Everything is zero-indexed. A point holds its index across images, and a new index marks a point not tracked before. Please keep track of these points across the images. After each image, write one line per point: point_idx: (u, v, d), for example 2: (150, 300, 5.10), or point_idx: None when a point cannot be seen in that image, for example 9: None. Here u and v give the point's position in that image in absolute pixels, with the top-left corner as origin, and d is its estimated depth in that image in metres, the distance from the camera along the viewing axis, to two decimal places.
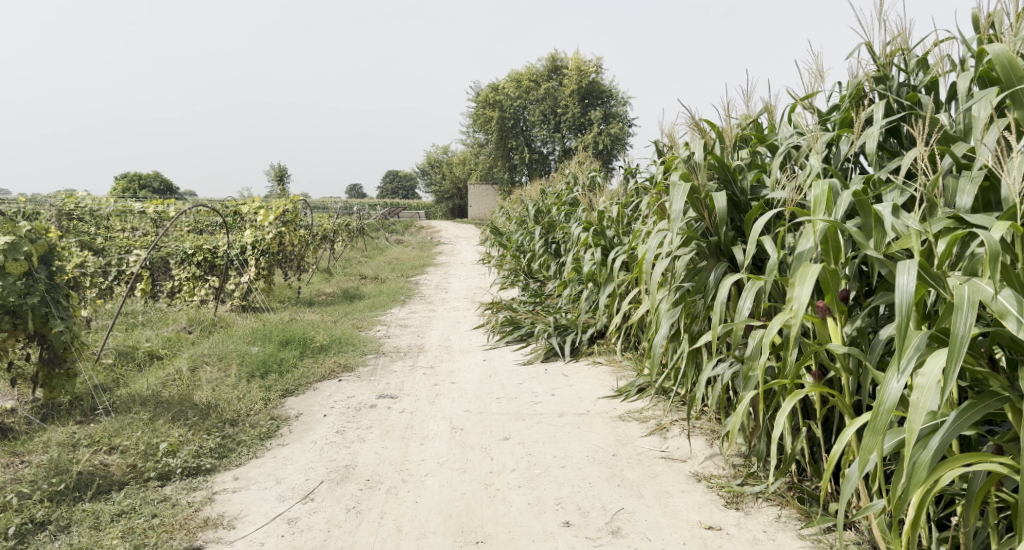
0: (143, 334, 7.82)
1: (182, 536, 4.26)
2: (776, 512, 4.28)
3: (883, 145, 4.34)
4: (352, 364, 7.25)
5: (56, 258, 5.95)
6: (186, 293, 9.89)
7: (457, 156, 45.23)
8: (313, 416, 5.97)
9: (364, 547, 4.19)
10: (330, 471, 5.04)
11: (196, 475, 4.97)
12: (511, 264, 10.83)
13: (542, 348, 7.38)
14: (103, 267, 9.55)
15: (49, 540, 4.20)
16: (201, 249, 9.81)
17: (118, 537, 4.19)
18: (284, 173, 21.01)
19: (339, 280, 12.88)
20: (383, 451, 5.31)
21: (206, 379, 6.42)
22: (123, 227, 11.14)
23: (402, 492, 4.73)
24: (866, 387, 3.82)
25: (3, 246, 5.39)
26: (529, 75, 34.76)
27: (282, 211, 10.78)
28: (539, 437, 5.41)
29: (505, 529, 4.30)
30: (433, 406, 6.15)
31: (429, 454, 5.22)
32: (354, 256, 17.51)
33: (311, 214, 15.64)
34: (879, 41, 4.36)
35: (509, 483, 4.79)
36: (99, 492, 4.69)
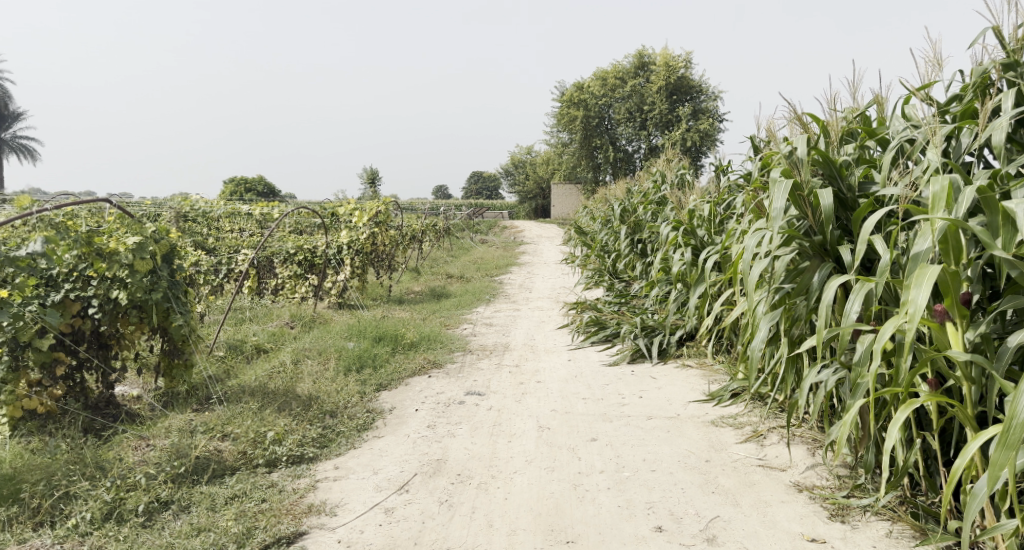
0: (251, 328, 8.21)
1: (289, 520, 4.46)
2: (887, 527, 4.16)
3: (1011, 137, 4.15)
4: (441, 360, 7.40)
5: (177, 257, 6.29)
6: (288, 290, 10.32)
7: (542, 155, 45.33)
8: (405, 410, 6.13)
9: (457, 540, 4.29)
10: (422, 464, 5.17)
11: (300, 463, 5.20)
12: (595, 264, 10.80)
13: (628, 349, 7.34)
14: (215, 266, 10.08)
15: (172, 518, 4.48)
16: (301, 249, 10.19)
17: (232, 519, 4.42)
18: (374, 175, 21.57)
19: (426, 279, 13.13)
20: (472, 447, 5.40)
21: (307, 372, 6.69)
22: (232, 227, 11.71)
23: (492, 488, 4.81)
24: (992, 397, 3.66)
25: (132, 245, 5.75)
26: (615, 72, 34.42)
27: (377, 212, 11.08)
28: (627, 440, 5.40)
29: (596, 531, 4.31)
30: (520, 404, 6.21)
31: (517, 452, 5.28)
32: (440, 255, 17.84)
33: (399, 214, 15.99)
34: (1009, 25, 4.16)
35: (598, 484, 4.80)
36: (214, 476, 4.97)
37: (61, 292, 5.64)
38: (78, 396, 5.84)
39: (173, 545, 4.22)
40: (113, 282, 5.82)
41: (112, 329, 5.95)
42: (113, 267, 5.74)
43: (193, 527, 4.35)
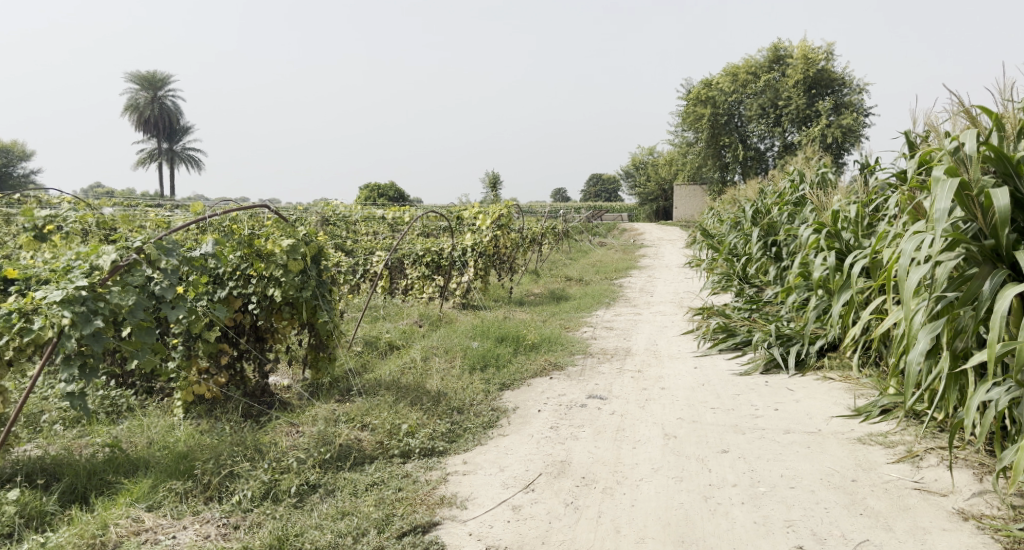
0: (384, 326, 8.57)
1: (424, 510, 4.65)
2: None
3: None
4: (563, 362, 7.47)
5: (324, 258, 6.69)
6: (417, 290, 10.71)
7: (666, 155, 44.64)
8: (529, 410, 6.23)
9: (584, 543, 4.34)
10: (547, 464, 5.24)
11: (431, 456, 5.41)
12: (723, 268, 10.57)
13: (761, 358, 7.14)
14: (353, 266, 10.66)
15: (320, 501, 4.77)
16: (430, 251, 10.55)
17: (372, 505, 4.67)
18: (496, 179, 21.93)
19: (547, 281, 13.24)
20: (596, 450, 5.43)
21: (435, 369, 6.92)
22: (368, 231, 12.33)
23: (617, 493, 4.82)
24: None
25: (286, 246, 6.13)
26: (747, 67, 33.40)
27: (498, 216, 11.18)
28: (762, 454, 5.27)
29: (729, 546, 4.26)
30: (644, 410, 6.18)
31: (643, 459, 5.26)
32: (561, 258, 17.91)
33: (522, 216, 16.17)
34: None
35: (731, 498, 4.72)
36: (355, 463, 5.25)
37: (226, 288, 6.15)
38: (239, 384, 6.31)
39: (320, 526, 4.48)
40: (270, 281, 6.27)
41: (268, 323, 6.43)
42: (271, 267, 6.20)
43: (338, 511, 4.61)
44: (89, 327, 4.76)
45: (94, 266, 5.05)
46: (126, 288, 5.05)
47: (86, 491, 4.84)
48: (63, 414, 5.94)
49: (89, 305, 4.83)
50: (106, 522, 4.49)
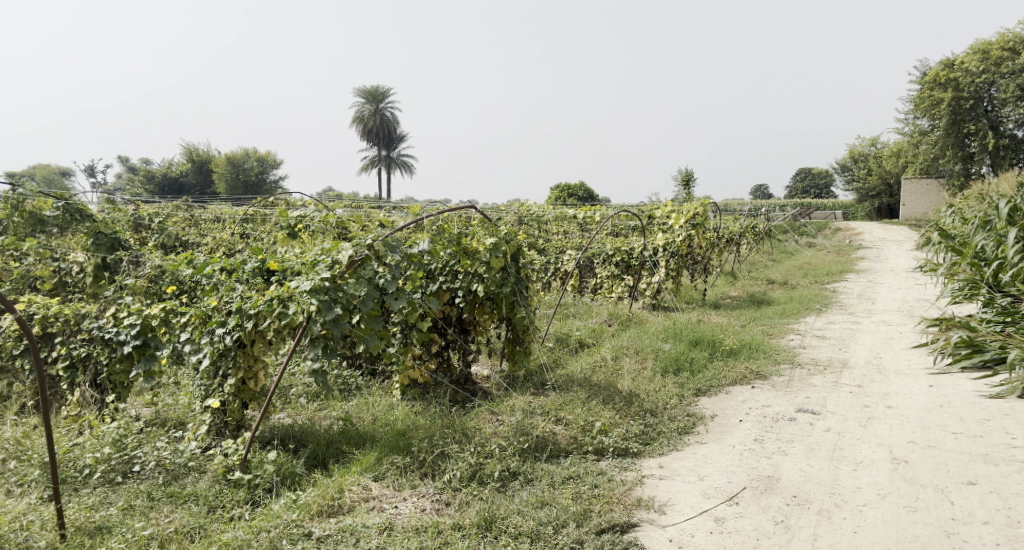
0: (574, 323, 8.73)
1: (620, 510, 4.72)
2: None
3: None
4: (766, 372, 7.20)
5: (523, 256, 6.93)
6: (606, 290, 10.80)
7: (891, 145, 41.40)
8: (729, 420, 6.09)
9: None
10: (752, 478, 5.11)
11: (625, 456, 5.46)
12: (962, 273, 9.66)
13: (1016, 380, 6.43)
14: (543, 264, 10.96)
15: (519, 488, 4.99)
16: (619, 250, 10.63)
17: (570, 498, 4.81)
18: (690, 177, 21.47)
19: (744, 285, 12.75)
20: (809, 469, 5.21)
21: (626, 369, 6.93)
22: (560, 230, 12.59)
23: (836, 517, 4.63)
24: None
25: (490, 244, 6.42)
26: (1005, 42, 30.37)
27: (692, 214, 10.86)
28: (1021, 490, 4.81)
29: None
30: (866, 429, 5.84)
31: (866, 483, 4.99)
32: (761, 260, 17.24)
33: (718, 216, 15.70)
34: None
35: (979, 536, 4.39)
36: (553, 455, 5.43)
37: (436, 283, 6.63)
38: (445, 372, 6.69)
39: (521, 512, 4.69)
40: (474, 277, 6.62)
41: (472, 316, 6.80)
42: (475, 264, 6.53)
43: (538, 499, 4.79)
44: (332, 313, 5.39)
45: (336, 260, 5.61)
46: (359, 280, 5.60)
47: (326, 457, 5.50)
48: (307, 388, 6.60)
49: (332, 295, 5.44)
50: (342, 487, 5.01)
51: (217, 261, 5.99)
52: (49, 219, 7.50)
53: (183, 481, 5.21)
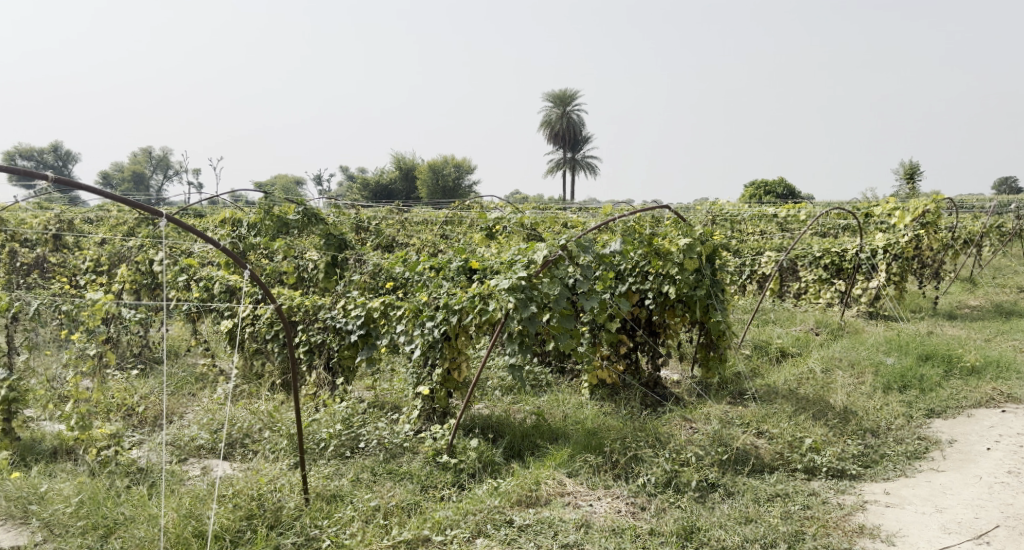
0: (774, 331, 8.36)
1: (839, 536, 4.82)
2: None
3: None
4: (1020, 394, 6.50)
5: (718, 257, 6.79)
6: (813, 295, 10.39)
7: None
8: (973, 446, 5.75)
9: None
10: (1006, 516, 4.95)
11: (840, 478, 5.45)
12: None
13: None
14: (739, 266, 10.69)
15: (720, 501, 5.17)
16: (829, 252, 10.21)
17: (779, 517, 4.96)
18: (913, 170, 19.98)
19: (987, 294, 11.51)
20: None
21: (839, 383, 6.64)
22: (755, 230, 12.07)
23: None
24: None
25: (683, 246, 6.40)
26: None
27: (920, 211, 9.76)
28: None
29: None
30: None
31: None
32: (1007, 264, 15.53)
33: (952, 213, 14.37)
34: None
35: None
36: (754, 470, 5.51)
37: (626, 284, 6.72)
38: (632, 373, 6.79)
39: (724, 526, 4.91)
40: (665, 278, 6.61)
41: (661, 319, 6.79)
42: (668, 265, 6.51)
43: (743, 515, 4.99)
44: (527, 311, 5.63)
45: (531, 260, 5.84)
46: (554, 279, 5.81)
47: (521, 449, 5.86)
48: (501, 382, 6.88)
49: (528, 293, 5.69)
50: (538, 479, 5.35)
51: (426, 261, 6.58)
52: (292, 222, 8.22)
53: (400, 460, 5.76)
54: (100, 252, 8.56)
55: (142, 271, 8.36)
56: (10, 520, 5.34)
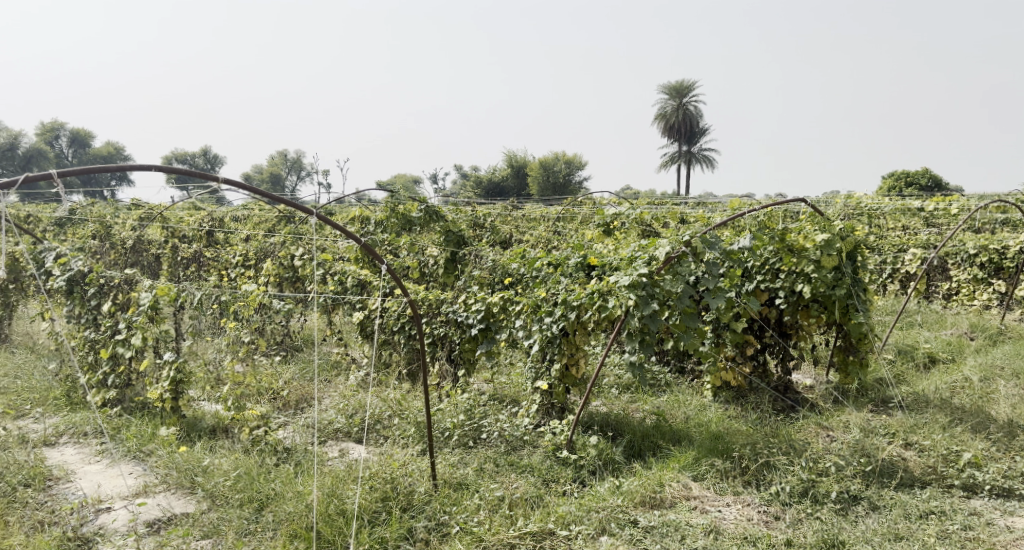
0: (922, 334, 8.17)
1: None
2: None
3: None
4: None
5: (861, 255, 6.72)
6: (965, 295, 9.95)
7: None
8: None
9: None
10: None
11: (1004, 497, 5.42)
12: None
13: None
14: (881, 266, 10.35)
15: (866, 514, 5.29)
16: (986, 249, 9.74)
17: (932, 536, 5.03)
18: None
19: None
20: None
21: (1000, 393, 6.56)
22: (898, 225, 11.65)
23: None
24: None
25: (821, 243, 6.36)
26: None
27: None
28: None
29: None
30: None
31: None
32: None
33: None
34: None
35: None
36: (902, 483, 5.57)
37: (754, 282, 6.82)
38: (761, 375, 6.92)
39: (870, 542, 5.02)
40: (800, 277, 6.58)
41: (795, 320, 6.80)
42: (803, 262, 6.50)
43: (890, 531, 5.08)
44: (648, 308, 5.71)
45: (653, 256, 5.91)
46: (676, 277, 5.82)
47: (641, 449, 6.10)
48: (618, 380, 7.23)
49: (649, 291, 5.75)
50: (662, 481, 5.61)
51: (546, 257, 6.66)
52: (416, 221, 8.54)
53: (521, 452, 6.08)
54: (248, 248, 9.12)
55: (285, 265, 8.77)
56: (178, 489, 5.88)
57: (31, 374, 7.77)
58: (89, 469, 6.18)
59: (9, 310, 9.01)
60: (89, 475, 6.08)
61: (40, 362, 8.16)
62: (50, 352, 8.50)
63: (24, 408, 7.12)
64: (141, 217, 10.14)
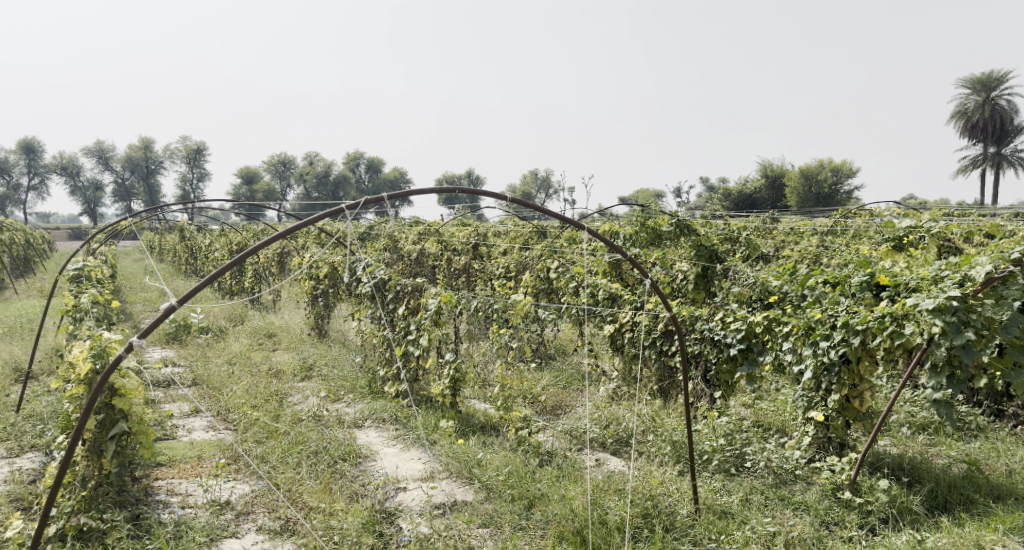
0: None
1: None
2: None
3: None
4: None
5: None
6: None
7: None
8: None
9: None
10: None
11: None
12: None
13: None
14: None
15: None
16: None
17: None
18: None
19: None
20: None
21: None
22: None
23: None
24: None
25: None
26: None
27: None
28: None
29: None
30: None
31: None
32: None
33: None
34: None
35: None
36: None
37: None
38: None
39: None
40: None
41: None
42: None
43: None
44: (960, 337, 5.16)
45: (967, 276, 5.41)
46: (1000, 302, 5.25)
47: (947, 501, 5.61)
48: (911, 419, 6.68)
49: (959, 316, 5.20)
50: (981, 542, 5.08)
51: (823, 274, 6.41)
52: (665, 234, 8.44)
53: (792, 488, 5.85)
54: (509, 261, 9.52)
55: (541, 277, 9.02)
56: (458, 478, 6.29)
57: (343, 365, 8.76)
58: (389, 451, 6.82)
59: (329, 310, 10.21)
60: (389, 456, 6.71)
61: (349, 355, 9.19)
62: (357, 347, 9.58)
63: (339, 393, 8.00)
64: (423, 232, 11.08)
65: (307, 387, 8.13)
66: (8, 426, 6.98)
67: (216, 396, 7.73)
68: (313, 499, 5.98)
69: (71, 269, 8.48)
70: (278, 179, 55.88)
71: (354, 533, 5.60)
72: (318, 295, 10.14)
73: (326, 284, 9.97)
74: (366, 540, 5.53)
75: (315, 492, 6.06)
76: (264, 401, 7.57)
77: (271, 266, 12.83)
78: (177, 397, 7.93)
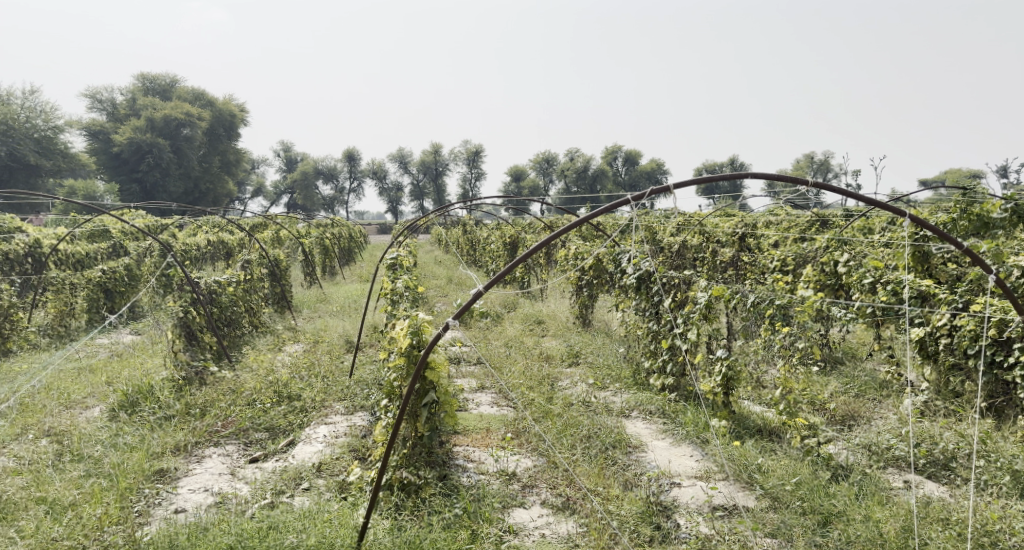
0: None
1: None
2: None
3: None
4: None
5: None
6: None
7: None
8: None
9: None
10: None
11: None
12: None
13: None
14: None
15: None
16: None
17: None
18: None
19: None
20: None
21: None
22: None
23: None
24: None
25: None
26: None
27: None
28: None
29: None
30: None
31: None
32: None
33: None
34: None
35: None
36: None
37: None
38: None
39: None
40: None
41: None
42: None
43: None
44: None
45: None
46: None
47: None
48: None
49: None
50: None
51: None
52: (996, 222, 7.47)
53: None
54: (785, 254, 8.94)
55: (826, 271, 8.49)
56: (737, 481, 6.18)
57: (606, 355, 8.91)
58: (659, 445, 6.82)
59: (593, 300, 10.43)
60: (660, 450, 6.72)
61: (611, 345, 9.36)
62: (619, 337, 9.72)
63: (606, 382, 8.17)
64: (683, 227, 10.81)
65: (574, 373, 8.41)
66: (344, 387, 8.03)
67: (498, 374, 8.29)
68: (589, 482, 6.19)
69: (388, 258, 9.39)
70: (546, 176, 58.13)
71: (633, 520, 5.78)
72: (584, 286, 10.39)
73: (591, 276, 10.17)
74: (645, 531, 5.69)
75: (591, 475, 6.27)
76: (538, 383, 7.95)
77: (540, 257, 13.39)
78: (467, 373, 8.62)
